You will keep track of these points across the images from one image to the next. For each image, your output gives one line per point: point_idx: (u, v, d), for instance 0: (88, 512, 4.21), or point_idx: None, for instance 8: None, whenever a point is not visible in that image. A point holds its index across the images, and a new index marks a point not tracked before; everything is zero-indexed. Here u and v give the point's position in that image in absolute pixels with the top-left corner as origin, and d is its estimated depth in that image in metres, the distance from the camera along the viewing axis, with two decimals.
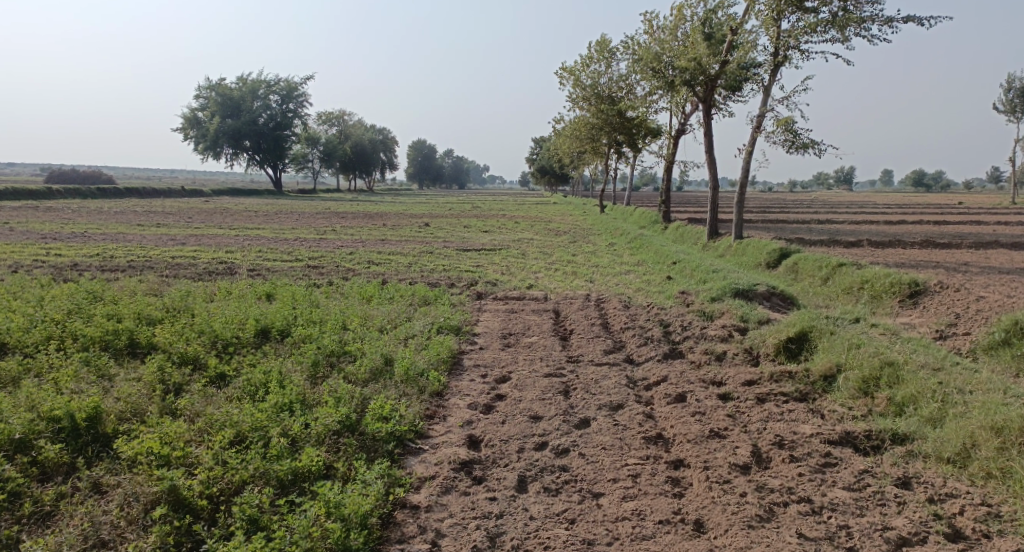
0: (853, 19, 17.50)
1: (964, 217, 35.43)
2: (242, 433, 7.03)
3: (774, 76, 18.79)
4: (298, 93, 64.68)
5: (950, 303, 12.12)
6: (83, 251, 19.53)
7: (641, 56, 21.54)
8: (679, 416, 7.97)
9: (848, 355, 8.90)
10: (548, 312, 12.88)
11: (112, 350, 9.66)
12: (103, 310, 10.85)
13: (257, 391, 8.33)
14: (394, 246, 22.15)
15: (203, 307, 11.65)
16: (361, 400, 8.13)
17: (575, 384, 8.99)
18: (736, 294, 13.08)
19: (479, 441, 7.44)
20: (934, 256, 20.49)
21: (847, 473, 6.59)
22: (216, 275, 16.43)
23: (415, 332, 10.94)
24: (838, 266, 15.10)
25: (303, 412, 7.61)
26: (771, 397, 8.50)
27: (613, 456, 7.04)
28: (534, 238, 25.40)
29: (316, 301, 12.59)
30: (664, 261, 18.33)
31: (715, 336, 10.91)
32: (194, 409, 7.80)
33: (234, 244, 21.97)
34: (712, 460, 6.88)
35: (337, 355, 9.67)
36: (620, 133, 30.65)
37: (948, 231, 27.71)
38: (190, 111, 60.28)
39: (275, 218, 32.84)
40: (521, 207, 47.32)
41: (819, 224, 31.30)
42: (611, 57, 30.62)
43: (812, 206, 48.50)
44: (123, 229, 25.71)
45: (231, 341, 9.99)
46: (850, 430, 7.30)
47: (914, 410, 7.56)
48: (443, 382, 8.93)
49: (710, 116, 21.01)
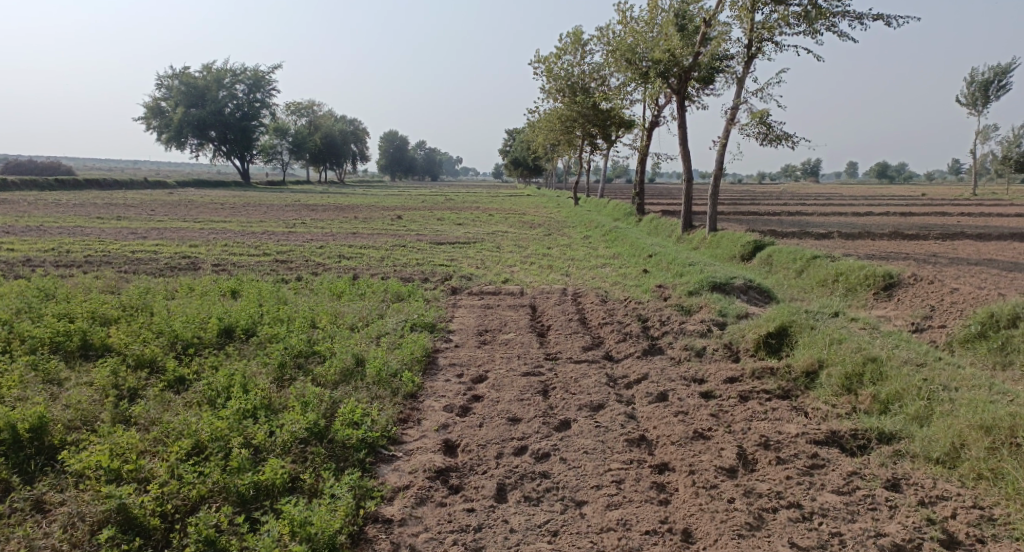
0: (825, 13, 17.40)
1: (931, 208, 35.91)
2: (200, 443, 6.66)
3: (748, 69, 18.64)
4: (265, 83, 63.41)
5: (925, 296, 12.07)
6: (38, 245, 18.76)
7: (615, 48, 21.14)
8: (661, 416, 7.74)
9: (830, 351, 8.73)
10: (524, 307, 12.59)
11: (63, 353, 9.16)
12: (54, 310, 10.31)
13: (218, 396, 7.92)
14: (365, 240, 21.67)
15: (163, 305, 11.14)
16: (329, 404, 7.75)
17: (554, 383, 8.71)
18: (713, 288, 12.90)
19: (455, 447, 7.14)
20: (904, 248, 20.59)
21: (836, 475, 6.41)
22: (179, 270, 15.85)
23: (387, 330, 10.56)
24: (812, 259, 15.01)
25: (268, 419, 7.24)
26: (753, 394, 8.31)
27: (595, 461, 6.78)
28: (508, 230, 25.08)
29: (284, 297, 12.15)
30: (640, 254, 18.13)
31: (694, 331, 10.71)
32: (149, 416, 7.40)
33: (199, 238, 21.31)
34: (697, 463, 6.66)
35: (305, 356, 9.29)
36: (593, 125, 30.40)
37: (915, 222, 27.99)
38: (153, 101, 58.73)
39: (242, 210, 32.08)
40: (494, 199, 46.90)
41: (790, 216, 31.34)
42: (584, 48, 30.35)
43: (781, 198, 48.80)
44: (81, 222, 24.81)
45: (192, 342, 9.55)
46: (836, 430, 7.13)
47: (899, 408, 7.41)
48: (417, 383, 8.59)
49: (684, 108, 20.82)
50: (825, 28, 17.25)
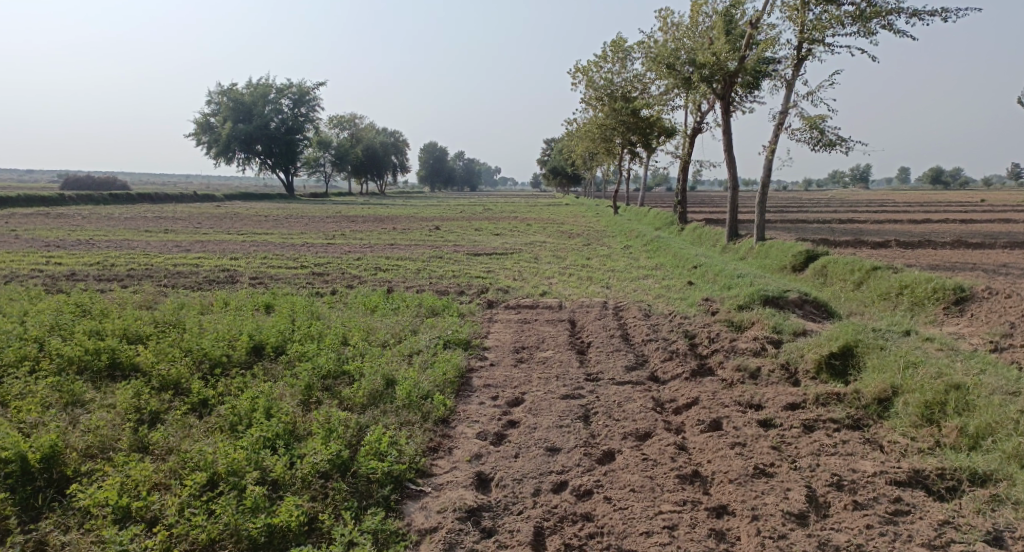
0: (881, 10, 16.39)
1: (994, 215, 34.11)
2: (216, 476, 6.14)
3: (798, 72, 17.73)
4: (310, 97, 64.09)
5: (1002, 312, 11.05)
6: (84, 258, 18.79)
7: (656, 54, 20.32)
8: (715, 447, 6.99)
9: (904, 376, 7.87)
10: (563, 322, 11.91)
11: (90, 373, 8.76)
12: (84, 326, 9.97)
13: (241, 418, 7.34)
14: (403, 251, 21.24)
15: (194, 321, 10.74)
16: (355, 431, 7.17)
17: (596, 407, 8.01)
18: (765, 301, 12.04)
19: (488, 481, 6.52)
20: (970, 257, 19.33)
21: (925, 525, 5.72)
22: (217, 284, 15.58)
23: (420, 348, 9.98)
24: (872, 270, 14.00)
25: (290, 449, 6.68)
26: (819, 424, 7.50)
27: (644, 501, 6.11)
28: (548, 240, 24.48)
29: (317, 312, 11.69)
30: (684, 265, 17.31)
31: (747, 350, 9.91)
32: (167, 444, 6.88)
33: (240, 251, 21.16)
34: (761, 508, 5.96)
35: (334, 377, 8.73)
36: (634, 134, 29.63)
37: (977, 230, 26.49)
38: (202, 116, 59.71)
39: (284, 222, 32.10)
40: (534, 209, 46.29)
41: (842, 224, 30.06)
42: (626, 56, 29.63)
43: (831, 206, 47.02)
44: (127, 235, 24.95)
45: (220, 361, 9.09)
46: (920, 468, 6.38)
47: (992, 444, 6.62)
48: (450, 406, 7.99)
49: (729, 114, 19.96)
50: (881, 26, 16.26)
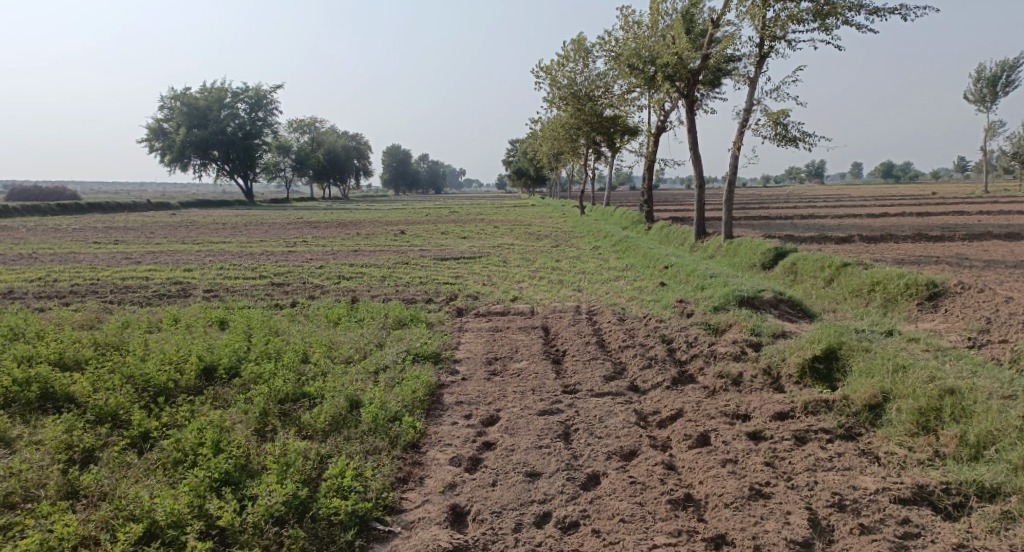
0: (841, 6, 16.24)
1: (949, 207, 34.56)
2: (154, 527, 5.52)
3: (760, 68, 17.52)
4: (267, 101, 62.68)
5: (976, 307, 10.83)
6: (25, 274, 17.67)
7: (619, 52, 20.00)
8: (706, 465, 6.54)
9: (895, 380, 7.50)
10: (536, 330, 11.40)
11: (18, 406, 7.95)
12: (15, 353, 9.10)
13: (186, 454, 6.65)
14: (366, 258, 20.51)
15: (140, 342, 9.92)
16: (316, 463, 6.56)
17: (575, 424, 7.50)
18: (741, 302, 11.68)
19: (464, 515, 6.01)
20: (932, 250, 19.36)
21: None
22: (168, 299, 14.71)
23: (386, 364, 9.36)
24: (843, 266, 13.73)
25: (240, 490, 6.06)
26: (811, 434, 7.10)
27: (635, 532, 5.67)
28: (516, 243, 23.98)
29: (276, 328, 10.96)
30: (655, 266, 16.95)
31: (727, 355, 9.49)
32: (101, 488, 6.20)
33: (194, 261, 20.22)
34: (762, 537, 5.57)
35: (292, 400, 8.05)
36: (598, 133, 29.31)
37: (935, 223, 26.72)
38: (155, 122, 57.85)
39: (243, 230, 31.06)
40: (500, 210, 45.84)
41: (803, 219, 30.13)
42: (588, 55, 29.31)
43: (790, 202, 47.30)
44: (74, 247, 23.71)
45: (165, 388, 8.33)
46: (922, 485, 6.05)
47: (995, 454, 6.31)
48: (419, 429, 7.40)
49: (693, 111, 19.69)
50: (841, 22, 16.10)
